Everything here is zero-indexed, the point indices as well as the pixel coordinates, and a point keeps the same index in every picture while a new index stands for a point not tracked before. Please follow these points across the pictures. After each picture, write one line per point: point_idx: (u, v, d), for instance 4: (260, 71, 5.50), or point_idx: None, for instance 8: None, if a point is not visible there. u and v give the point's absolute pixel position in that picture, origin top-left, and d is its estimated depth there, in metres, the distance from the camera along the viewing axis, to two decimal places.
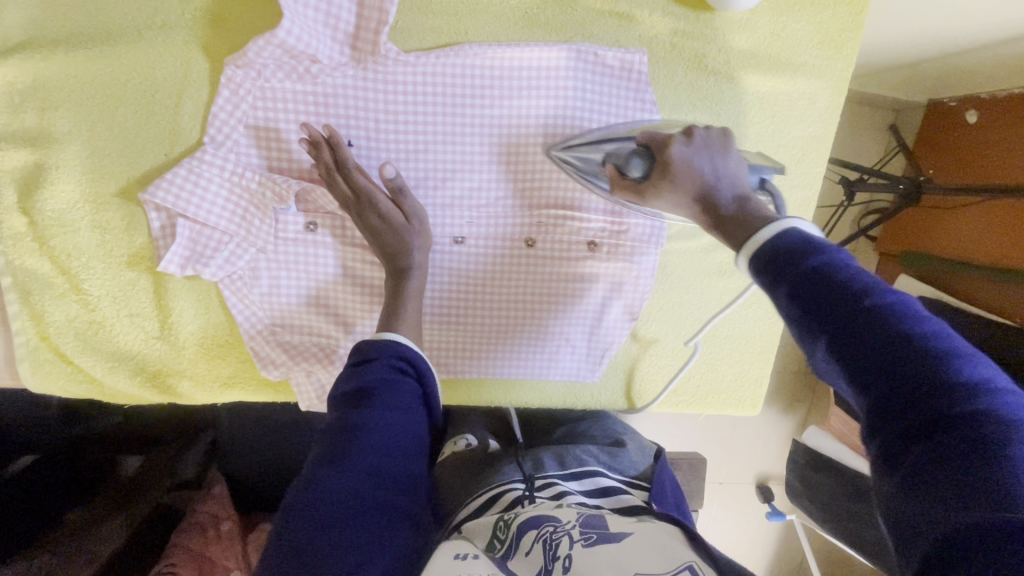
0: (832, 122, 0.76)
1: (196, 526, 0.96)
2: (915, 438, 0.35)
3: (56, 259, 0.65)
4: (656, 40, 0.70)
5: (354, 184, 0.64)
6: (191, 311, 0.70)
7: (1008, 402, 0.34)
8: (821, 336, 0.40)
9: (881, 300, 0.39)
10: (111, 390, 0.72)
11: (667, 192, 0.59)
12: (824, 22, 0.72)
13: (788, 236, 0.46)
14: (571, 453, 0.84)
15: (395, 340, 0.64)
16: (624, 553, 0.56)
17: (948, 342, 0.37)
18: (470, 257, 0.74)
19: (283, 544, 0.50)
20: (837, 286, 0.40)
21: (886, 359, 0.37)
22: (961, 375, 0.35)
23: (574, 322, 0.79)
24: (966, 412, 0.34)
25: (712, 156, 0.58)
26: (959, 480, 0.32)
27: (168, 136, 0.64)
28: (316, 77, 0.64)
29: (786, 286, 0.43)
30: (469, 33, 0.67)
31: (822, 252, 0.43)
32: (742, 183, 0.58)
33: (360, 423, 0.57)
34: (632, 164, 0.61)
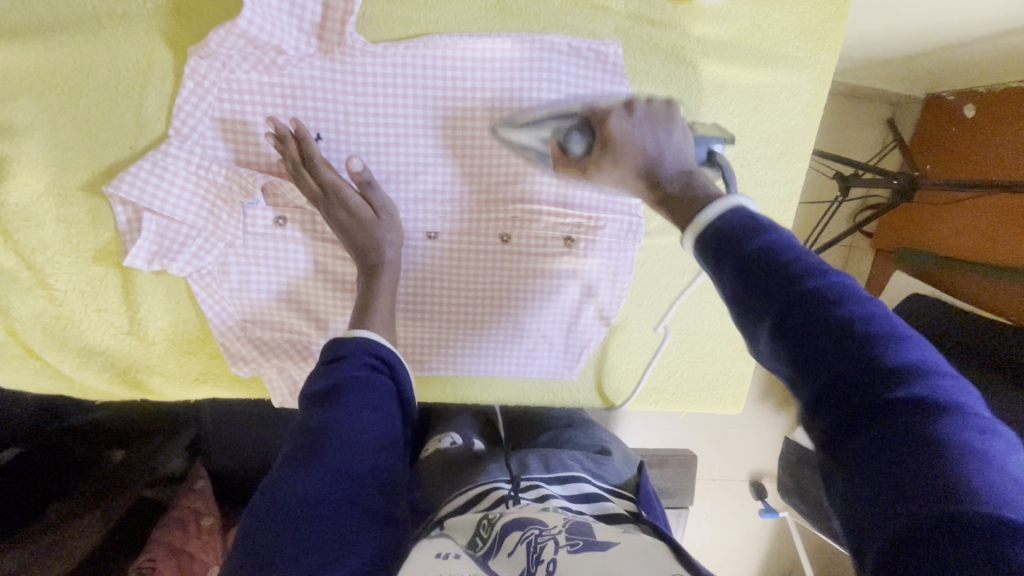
0: (815, 115, 0.75)
1: (178, 521, 0.96)
2: (858, 426, 0.33)
3: (21, 254, 0.65)
4: (633, 31, 0.69)
5: (320, 181, 0.63)
6: (160, 306, 0.69)
7: (945, 387, 0.33)
8: (764, 319, 0.38)
9: (824, 281, 0.37)
10: (81, 386, 0.71)
11: (609, 166, 0.59)
12: (806, 12, 0.70)
13: (732, 215, 0.44)
14: (557, 457, 0.83)
15: (367, 337, 0.62)
16: (609, 561, 0.55)
17: (888, 324, 0.36)
18: (442, 252, 0.73)
19: (251, 546, 0.49)
20: (781, 265, 0.39)
21: (830, 342, 0.35)
22: (900, 358, 0.34)
23: (551, 319, 0.78)
24: (909, 398, 0.32)
25: (651, 127, 0.58)
26: (903, 469, 0.31)
27: (132, 128, 0.63)
28: (282, 68, 0.62)
29: (729, 269, 0.41)
30: (440, 23, 0.65)
31: (767, 231, 0.41)
32: (686, 153, 0.57)
33: (329, 422, 0.55)
34: (573, 139, 0.60)
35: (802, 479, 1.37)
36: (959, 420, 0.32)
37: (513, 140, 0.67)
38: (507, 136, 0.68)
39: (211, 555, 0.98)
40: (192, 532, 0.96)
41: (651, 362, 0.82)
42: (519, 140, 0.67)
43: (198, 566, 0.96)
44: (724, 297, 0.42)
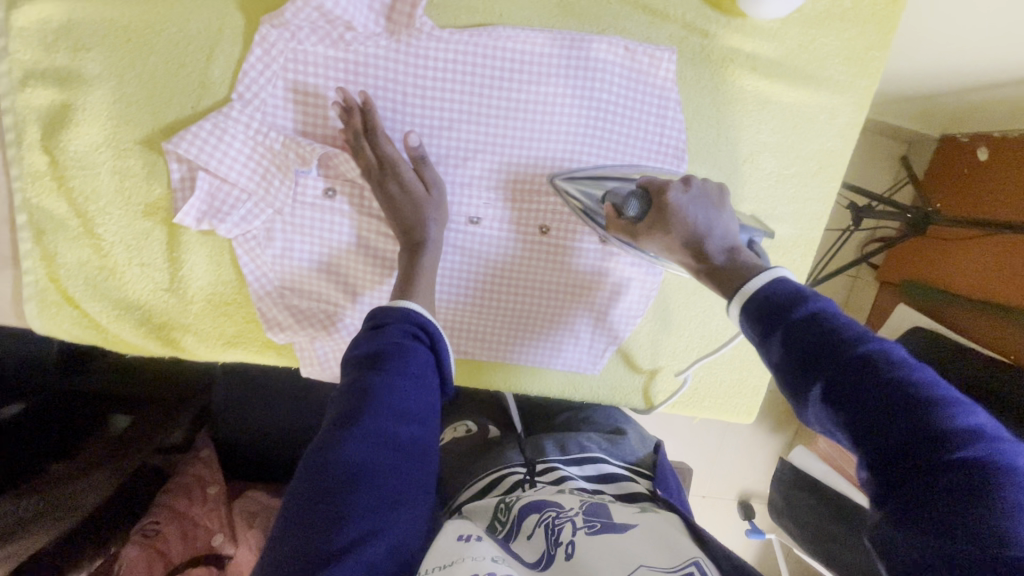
0: (851, 138, 0.77)
1: (183, 487, 0.97)
2: (911, 484, 0.37)
3: (73, 201, 0.66)
4: (686, 41, 0.71)
5: (380, 152, 0.65)
6: (202, 266, 0.70)
7: (997, 449, 0.36)
8: (816, 383, 0.42)
9: (872, 348, 0.42)
10: (115, 338, 0.72)
11: (660, 234, 0.62)
12: (852, 38, 0.72)
13: (776, 287, 0.49)
14: (573, 440, 0.85)
15: (409, 308, 0.64)
16: (629, 544, 0.57)
17: (939, 390, 0.39)
18: (484, 238, 0.75)
19: (302, 500, 0.52)
20: (828, 334, 0.43)
21: (879, 406, 0.39)
22: (955, 421, 0.37)
23: (581, 320, 0.80)
24: (964, 462, 0.35)
25: (706, 207, 0.61)
26: (952, 525, 0.34)
27: (197, 89, 0.64)
28: (349, 44, 0.64)
29: (780, 335, 0.46)
30: (503, 16, 0.68)
31: (810, 302, 0.46)
32: (733, 235, 0.61)
33: (372, 386, 0.57)
34: (630, 205, 0.63)
35: (794, 500, 1.38)
36: (1015, 480, 0.34)
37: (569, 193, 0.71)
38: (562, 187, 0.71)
39: (216, 522, 0.97)
40: (196, 498, 0.97)
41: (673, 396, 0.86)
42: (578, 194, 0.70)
43: (202, 531, 0.96)
44: (776, 363, 0.46)
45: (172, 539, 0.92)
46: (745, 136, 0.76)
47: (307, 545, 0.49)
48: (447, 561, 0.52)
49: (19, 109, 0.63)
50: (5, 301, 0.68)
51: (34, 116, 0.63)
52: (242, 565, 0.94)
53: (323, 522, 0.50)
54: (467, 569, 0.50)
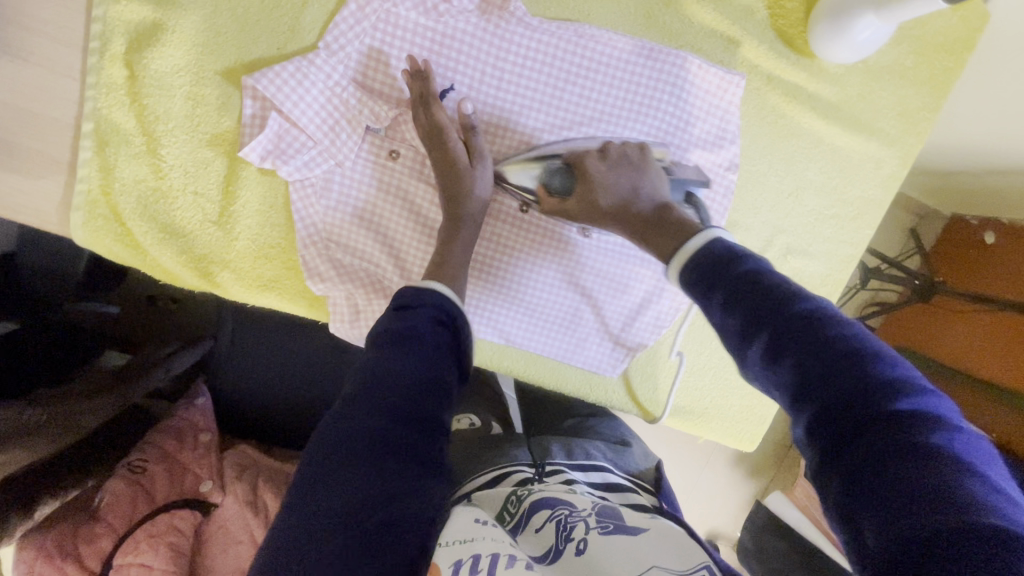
0: (890, 190, 0.81)
1: (174, 430, 0.94)
2: (848, 439, 0.37)
3: (143, 119, 0.66)
4: (756, 70, 0.74)
5: (434, 120, 0.66)
6: (254, 205, 0.71)
7: (929, 399, 0.37)
8: (753, 343, 0.43)
9: (808, 305, 0.43)
10: (152, 263, 0.71)
11: (588, 199, 0.66)
12: (907, 96, 0.76)
13: (717, 247, 0.51)
14: (580, 446, 0.86)
15: (435, 290, 0.64)
16: (640, 548, 0.58)
17: (869, 343, 0.40)
18: (533, 227, 0.77)
19: (317, 469, 0.51)
20: (766, 291, 0.44)
21: (815, 363, 0.40)
22: (885, 373, 0.38)
23: (598, 318, 0.82)
24: (902, 411, 0.36)
25: (626, 171, 0.65)
26: (899, 479, 0.34)
27: (286, 32, 0.66)
28: (441, 15, 0.66)
29: (721, 293, 0.47)
30: (590, 15, 0.70)
31: (752, 260, 0.48)
32: (662, 191, 0.65)
33: (392, 365, 0.55)
34: (555, 179, 0.67)
35: (765, 543, 1.39)
36: (946, 429, 0.35)
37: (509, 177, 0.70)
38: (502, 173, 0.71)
39: (207, 470, 0.93)
40: (187, 445, 0.94)
41: (670, 395, 0.86)
42: (514, 177, 0.70)
43: (189, 477, 0.92)
44: (717, 322, 0.47)
45: (159, 480, 0.89)
46: (793, 170, 0.78)
47: (320, 513, 0.48)
48: (465, 538, 0.59)
49: (108, 20, 0.63)
50: (51, 207, 0.67)
51: (122, 29, 0.64)
52: (227, 518, 0.90)
53: (326, 503, 0.48)
54: (485, 546, 0.57)
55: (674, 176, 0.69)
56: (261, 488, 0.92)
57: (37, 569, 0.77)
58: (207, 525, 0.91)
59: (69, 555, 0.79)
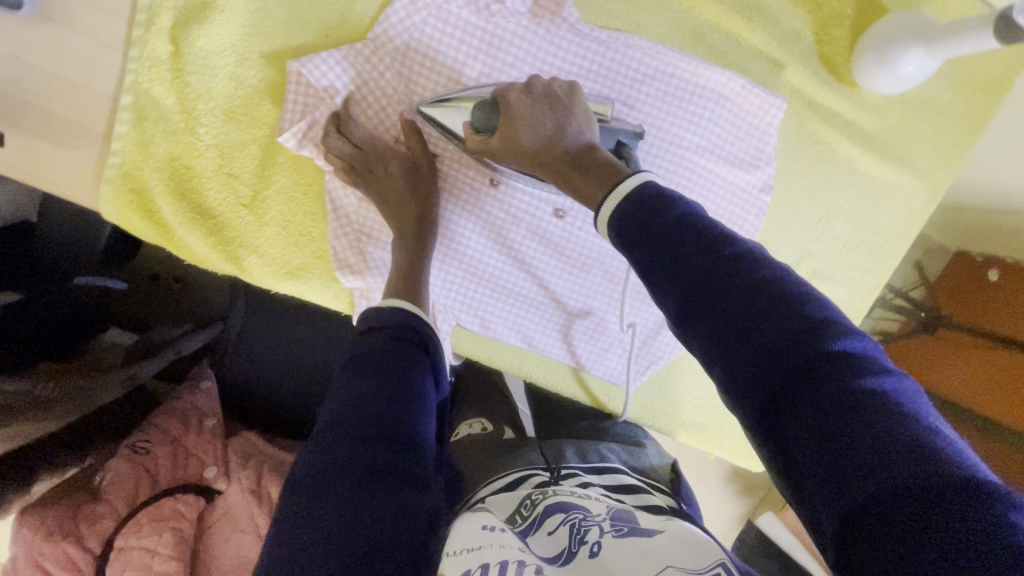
0: (918, 222, 0.81)
1: (178, 414, 0.93)
2: (783, 399, 0.34)
3: (183, 97, 0.65)
4: (798, 94, 0.74)
5: (356, 138, 0.66)
6: (288, 192, 0.70)
7: (861, 338, 0.35)
8: (679, 294, 0.39)
9: (734, 247, 0.39)
10: (179, 243, 0.70)
11: (508, 138, 0.59)
12: (943, 131, 0.77)
13: (642, 186, 0.45)
14: (595, 449, 0.85)
15: (404, 310, 0.67)
16: (655, 549, 0.57)
17: (796, 283, 0.37)
18: (564, 232, 0.75)
19: (301, 482, 0.54)
20: (693, 236, 0.40)
21: (744, 318, 0.37)
22: (813, 314, 0.35)
23: (578, 315, 0.81)
24: (835, 355, 0.34)
25: (548, 106, 0.59)
26: (843, 433, 0.32)
27: (336, 21, 0.65)
28: (492, 15, 0.66)
29: (646, 241, 0.42)
30: (641, 27, 0.69)
31: (680, 199, 0.43)
32: (589, 134, 0.58)
33: (364, 387, 0.58)
34: (477, 116, 0.60)
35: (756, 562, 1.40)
36: (879, 369, 0.33)
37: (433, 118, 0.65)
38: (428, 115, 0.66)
39: (211, 457, 0.91)
40: (191, 429, 0.93)
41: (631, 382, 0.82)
42: (439, 117, 0.65)
43: (196, 465, 0.91)
44: (642, 274, 0.42)
45: (162, 462, 0.88)
46: (825, 196, 0.79)
47: (313, 522, 0.51)
48: (471, 546, 0.56)
49: None
50: (82, 179, 0.66)
51: (171, 5, 0.62)
52: (231, 505, 0.88)
53: (308, 510, 0.51)
54: (493, 555, 0.54)
55: (608, 125, 0.65)
56: (264, 478, 0.90)
57: (39, 548, 0.76)
58: (209, 512, 0.88)
59: (71, 535, 0.78)
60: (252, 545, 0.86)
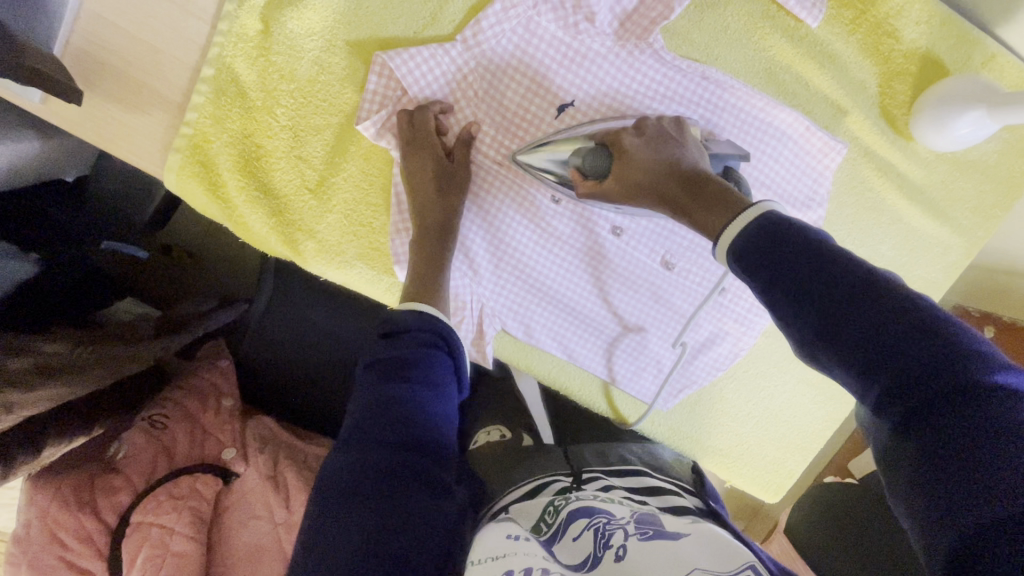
0: (952, 275, 0.84)
1: (196, 391, 0.91)
2: (920, 417, 0.38)
3: (266, 76, 0.65)
4: (856, 141, 0.77)
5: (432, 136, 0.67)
6: (353, 180, 0.70)
7: (1011, 372, 0.37)
8: (807, 317, 0.43)
9: (874, 276, 0.42)
10: (240, 221, 0.70)
11: (626, 178, 0.62)
12: (984, 192, 0.80)
13: (769, 219, 0.48)
14: (614, 451, 0.86)
15: (431, 317, 0.64)
16: (681, 551, 0.56)
17: (943, 314, 0.40)
18: (619, 250, 0.77)
19: (330, 490, 0.51)
20: (824, 262, 0.43)
21: (882, 344, 0.40)
22: (961, 344, 0.38)
23: (631, 332, 0.81)
24: (982, 386, 0.36)
25: (662, 145, 0.62)
26: (973, 463, 0.35)
27: (426, 19, 0.66)
28: (580, 32, 0.67)
29: (771, 265, 0.46)
30: (718, 60, 0.71)
31: (808, 229, 0.46)
32: (703, 165, 0.61)
33: (398, 395, 0.56)
34: (590, 159, 0.63)
35: None
36: None
37: (529, 165, 0.67)
38: (525, 161, 0.67)
39: (227, 437, 0.89)
40: (209, 407, 0.91)
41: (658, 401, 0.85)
42: (535, 163, 0.67)
43: (212, 443, 0.89)
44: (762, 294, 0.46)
45: (180, 440, 0.87)
46: (869, 241, 0.81)
47: (341, 523, 0.48)
48: (497, 554, 0.51)
49: None
50: (152, 145, 0.66)
51: None
52: (248, 488, 0.87)
53: (339, 514, 0.49)
54: (519, 562, 0.50)
55: (714, 151, 0.66)
56: (281, 465, 0.89)
57: (53, 516, 0.75)
58: (226, 495, 0.87)
59: (87, 505, 0.77)
60: (268, 532, 0.85)
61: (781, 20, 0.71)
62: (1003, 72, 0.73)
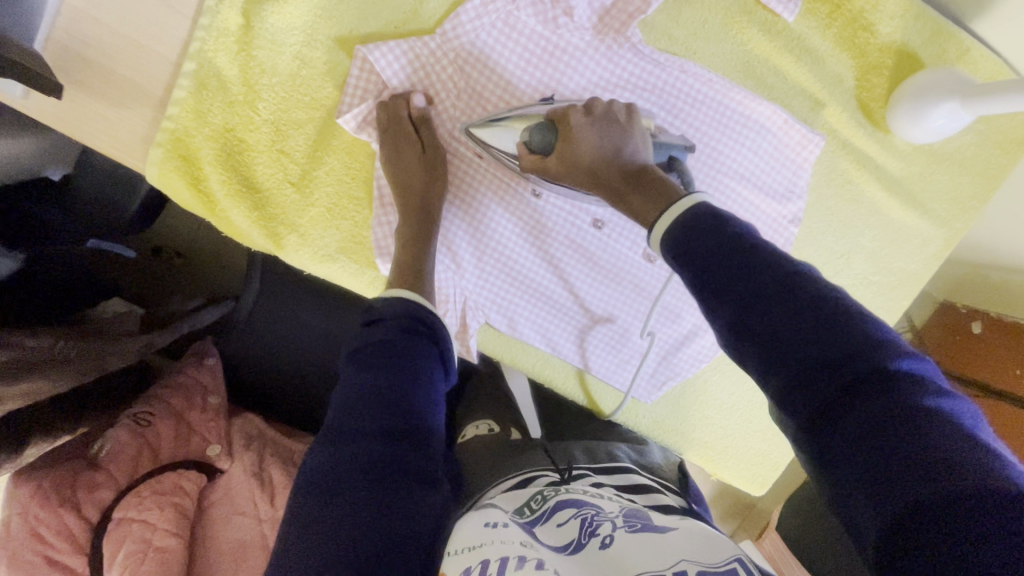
0: (932, 267, 0.85)
1: (182, 390, 0.89)
2: (835, 410, 0.39)
3: (248, 70, 0.66)
4: (834, 134, 0.78)
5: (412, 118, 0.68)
6: (335, 174, 0.71)
7: (914, 359, 0.39)
8: (733, 312, 0.44)
9: (790, 269, 0.43)
10: (222, 215, 0.70)
11: (568, 156, 0.62)
12: (961, 184, 0.81)
13: (698, 211, 0.49)
14: (603, 449, 0.86)
15: (408, 299, 0.64)
16: (669, 541, 0.56)
17: (850, 304, 0.42)
18: (600, 242, 0.77)
19: (317, 475, 0.51)
20: (747, 254, 0.44)
21: (799, 336, 0.41)
22: (869, 332, 0.40)
23: (606, 329, 0.82)
24: (887, 372, 0.38)
25: (606, 127, 0.62)
26: (897, 452, 0.36)
27: (407, 13, 0.66)
28: (558, 27, 0.67)
29: (700, 258, 0.46)
30: (696, 54, 0.72)
31: (738, 222, 0.47)
32: (645, 153, 0.62)
33: (382, 382, 0.56)
34: (537, 135, 0.63)
35: None
36: (931, 388, 0.38)
37: (483, 140, 0.67)
38: (479, 135, 0.67)
39: (212, 436, 0.89)
40: (194, 405, 0.90)
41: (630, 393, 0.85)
42: (490, 140, 0.67)
43: (197, 441, 0.89)
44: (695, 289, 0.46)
45: (164, 436, 0.86)
46: (849, 233, 0.82)
47: (327, 511, 0.49)
48: (473, 545, 0.53)
49: None
50: (133, 140, 0.66)
51: None
52: (234, 485, 0.87)
53: (321, 499, 0.50)
54: (494, 551, 0.51)
55: (659, 139, 0.67)
56: (267, 462, 0.89)
57: (33, 512, 0.73)
58: (211, 491, 0.87)
59: (68, 502, 0.76)
60: (252, 529, 0.85)
61: (758, 15, 0.72)
62: (978, 65, 0.74)
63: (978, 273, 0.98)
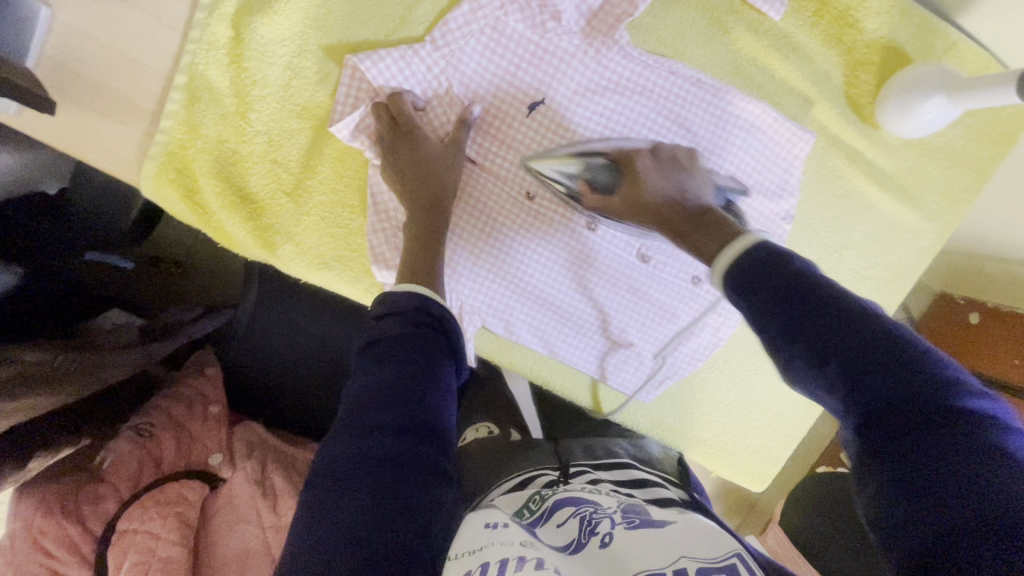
0: (925, 260, 0.85)
1: (184, 400, 0.90)
2: (897, 438, 0.39)
3: (239, 82, 0.66)
4: (824, 131, 0.78)
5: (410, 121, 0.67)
6: (329, 183, 0.71)
7: (987, 399, 0.39)
8: (798, 340, 0.44)
9: (861, 306, 0.44)
10: (217, 226, 0.70)
11: (632, 197, 0.64)
12: (952, 177, 0.81)
13: (766, 247, 0.49)
14: (601, 445, 0.87)
15: (418, 295, 0.63)
16: (668, 538, 0.56)
17: (922, 343, 0.42)
18: (596, 245, 0.78)
19: (319, 478, 0.52)
20: (814, 286, 0.45)
21: (868, 367, 0.41)
22: (940, 369, 0.40)
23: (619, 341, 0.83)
24: (959, 408, 0.38)
25: (673, 172, 0.65)
26: (962, 484, 0.36)
27: (395, 22, 0.67)
28: (547, 32, 0.68)
29: (764, 289, 0.46)
30: (684, 55, 0.73)
31: (802, 257, 0.48)
32: (707, 195, 0.64)
33: (392, 378, 0.56)
34: (600, 175, 0.67)
35: None
36: (1005, 428, 0.37)
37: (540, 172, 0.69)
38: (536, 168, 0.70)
39: (214, 444, 0.90)
40: (196, 414, 0.90)
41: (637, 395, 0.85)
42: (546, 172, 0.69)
43: (199, 449, 0.89)
44: (755, 317, 0.47)
45: (166, 446, 0.86)
46: (841, 229, 0.83)
47: (328, 513, 0.49)
48: (474, 548, 0.53)
49: None
50: (127, 154, 0.67)
51: None
52: (236, 493, 0.88)
53: (322, 501, 0.50)
54: (495, 553, 0.51)
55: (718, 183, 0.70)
56: (269, 470, 0.89)
57: (37, 525, 0.74)
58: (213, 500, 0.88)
59: (72, 513, 0.76)
60: (255, 536, 0.86)
61: (744, 15, 0.72)
62: (964, 59, 0.75)
63: (973, 264, 0.99)
